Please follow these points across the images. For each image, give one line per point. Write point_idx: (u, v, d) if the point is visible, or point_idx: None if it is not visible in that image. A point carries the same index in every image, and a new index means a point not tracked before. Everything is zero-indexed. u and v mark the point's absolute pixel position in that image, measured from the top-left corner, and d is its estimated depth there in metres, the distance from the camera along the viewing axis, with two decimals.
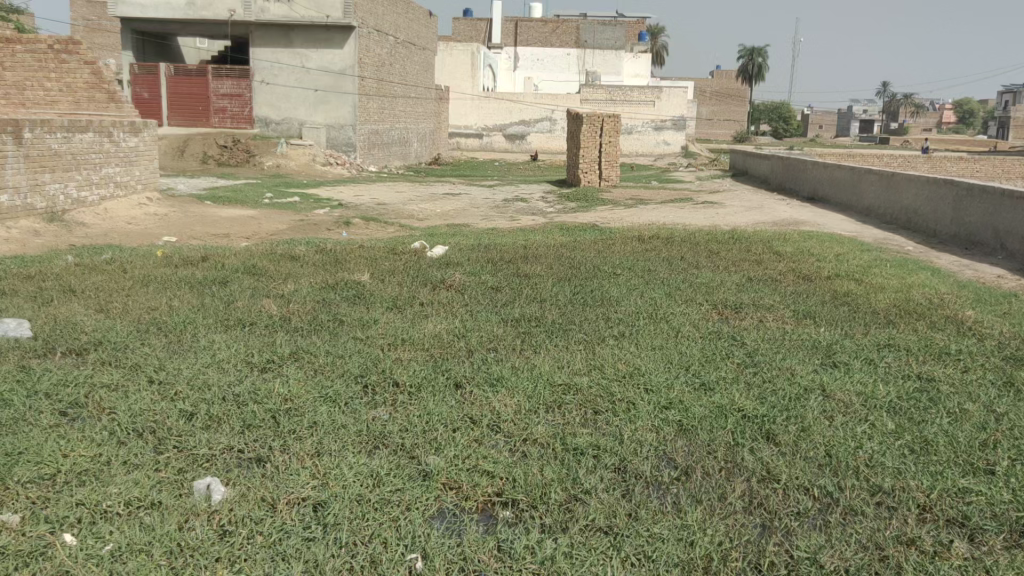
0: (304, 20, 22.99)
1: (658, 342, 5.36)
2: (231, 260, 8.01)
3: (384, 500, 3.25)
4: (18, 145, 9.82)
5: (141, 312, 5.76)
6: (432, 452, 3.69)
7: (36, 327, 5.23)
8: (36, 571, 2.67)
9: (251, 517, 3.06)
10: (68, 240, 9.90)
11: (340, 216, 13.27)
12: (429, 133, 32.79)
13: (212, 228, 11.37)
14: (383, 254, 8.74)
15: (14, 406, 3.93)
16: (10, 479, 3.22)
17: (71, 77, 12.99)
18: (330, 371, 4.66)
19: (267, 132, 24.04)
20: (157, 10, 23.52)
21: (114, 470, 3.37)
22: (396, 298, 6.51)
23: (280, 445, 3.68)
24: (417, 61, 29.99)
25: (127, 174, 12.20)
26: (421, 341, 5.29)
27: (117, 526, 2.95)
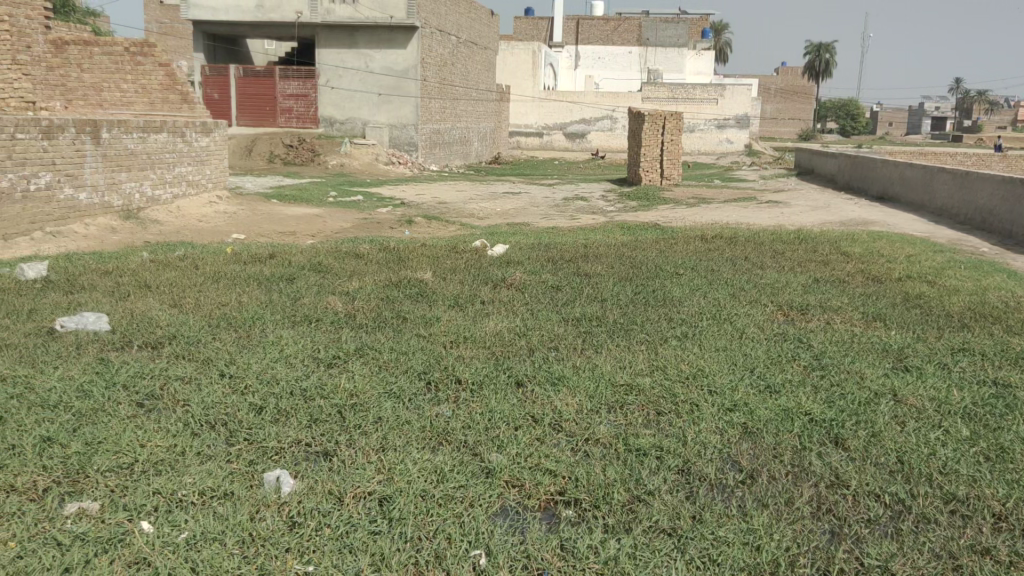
0: (369, 21, 23.27)
1: (722, 342, 5.31)
2: (296, 258, 8.13)
3: (448, 497, 3.28)
4: (96, 145, 10.18)
5: (212, 307, 5.92)
6: (494, 449, 3.72)
7: (113, 322, 5.42)
8: (116, 558, 2.76)
9: (319, 510, 3.12)
10: (143, 238, 10.21)
11: (401, 214, 13.36)
12: (490, 132, 32.93)
13: (278, 227, 11.57)
14: (444, 253, 8.78)
15: (93, 396, 4.08)
16: (91, 468, 3.34)
17: (145, 79, 13.45)
18: (393, 367, 4.73)
19: (332, 132, 24.45)
20: (227, 12, 24.02)
21: (188, 460, 3.47)
22: (458, 297, 6.56)
23: (346, 440, 3.74)
24: (479, 61, 30.12)
25: (198, 174, 12.52)
26: (483, 339, 5.33)
27: (192, 515, 3.04)
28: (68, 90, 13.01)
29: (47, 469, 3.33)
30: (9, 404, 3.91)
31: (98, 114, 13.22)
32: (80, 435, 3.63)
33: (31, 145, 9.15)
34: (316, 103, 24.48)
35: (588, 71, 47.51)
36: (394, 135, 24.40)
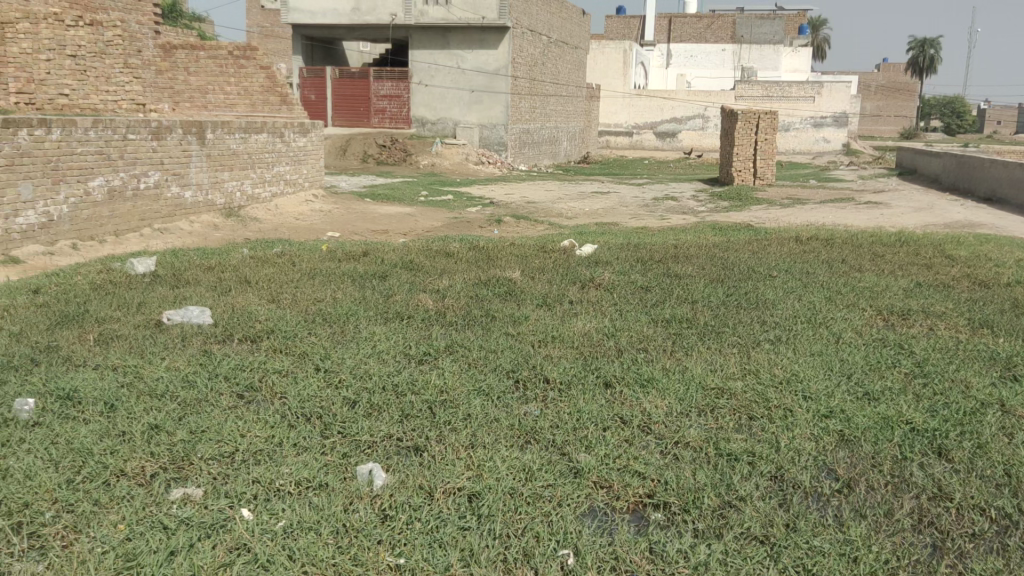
0: (461, 22, 23.50)
1: (818, 347, 5.16)
2: (389, 256, 8.29)
3: (536, 495, 3.30)
4: (201, 144, 10.59)
5: (308, 303, 6.08)
6: (582, 449, 3.71)
7: (216, 315, 5.61)
8: (218, 542, 2.87)
9: (410, 503, 3.18)
10: (244, 234, 10.56)
11: (491, 214, 13.47)
12: (579, 132, 32.88)
13: (373, 224, 11.83)
14: (532, 252, 8.80)
15: (197, 386, 4.26)
16: (195, 456, 3.48)
17: (248, 82, 13.75)
18: (483, 365, 4.77)
19: (423, 132, 24.86)
20: (325, 16, 24.67)
21: (284, 451, 3.58)
22: (546, 296, 6.57)
23: (437, 436, 3.80)
24: (569, 60, 30.09)
25: (296, 173, 12.91)
26: (570, 338, 5.32)
27: (289, 504, 3.14)
28: (175, 92, 13.95)
29: (155, 455, 3.47)
30: (121, 392, 4.11)
31: (202, 114, 13.89)
32: (185, 424, 3.79)
33: (141, 145, 9.60)
34: (408, 104, 24.91)
35: (680, 70, 46.93)
36: (485, 135, 24.57)
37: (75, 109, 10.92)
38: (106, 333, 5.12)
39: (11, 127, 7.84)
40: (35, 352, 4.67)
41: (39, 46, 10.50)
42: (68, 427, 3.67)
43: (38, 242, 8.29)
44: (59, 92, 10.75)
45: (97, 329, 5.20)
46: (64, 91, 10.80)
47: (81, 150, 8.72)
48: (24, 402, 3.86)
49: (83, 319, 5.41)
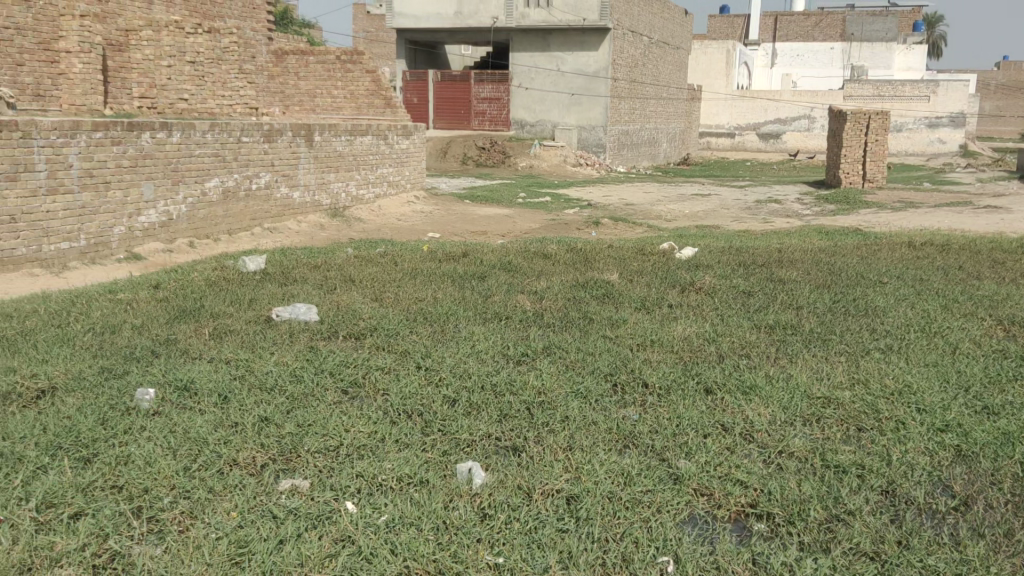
0: (562, 23, 23.53)
1: (932, 358, 4.94)
2: (488, 257, 8.37)
3: (635, 500, 3.27)
4: (309, 146, 10.92)
5: (409, 302, 6.19)
6: (681, 456, 3.66)
7: (321, 313, 5.78)
8: (323, 533, 2.95)
9: (509, 503, 3.20)
10: (348, 234, 10.83)
11: (589, 215, 13.44)
12: (679, 133, 32.47)
13: (472, 226, 11.97)
14: (631, 255, 8.72)
15: (304, 380, 4.40)
16: (302, 448, 3.59)
17: (354, 86, 14.13)
18: (580, 367, 4.75)
19: (522, 134, 25.03)
20: (429, 20, 25.06)
21: (387, 447, 3.65)
22: (645, 299, 6.51)
23: (535, 437, 3.81)
24: (670, 61, 29.73)
25: (399, 174, 13.17)
26: (671, 342, 5.26)
27: (391, 499, 3.20)
28: (286, 96, 14.31)
29: (265, 447, 3.60)
30: (233, 384, 4.28)
31: (310, 118, 14.30)
32: (293, 417, 3.92)
33: (254, 147, 9.98)
34: (509, 106, 25.12)
35: (786, 70, 45.72)
36: (583, 137, 24.49)
37: (192, 113, 11.35)
38: (220, 327, 5.34)
39: (135, 130, 8.27)
40: (156, 344, 4.91)
41: (160, 53, 11.20)
42: (185, 417, 3.84)
43: (158, 239, 8.72)
44: (179, 96, 11.32)
45: (212, 323, 5.44)
46: (183, 95, 11.31)
47: (198, 152, 9.12)
48: (144, 391, 4.06)
49: (198, 314, 5.67)
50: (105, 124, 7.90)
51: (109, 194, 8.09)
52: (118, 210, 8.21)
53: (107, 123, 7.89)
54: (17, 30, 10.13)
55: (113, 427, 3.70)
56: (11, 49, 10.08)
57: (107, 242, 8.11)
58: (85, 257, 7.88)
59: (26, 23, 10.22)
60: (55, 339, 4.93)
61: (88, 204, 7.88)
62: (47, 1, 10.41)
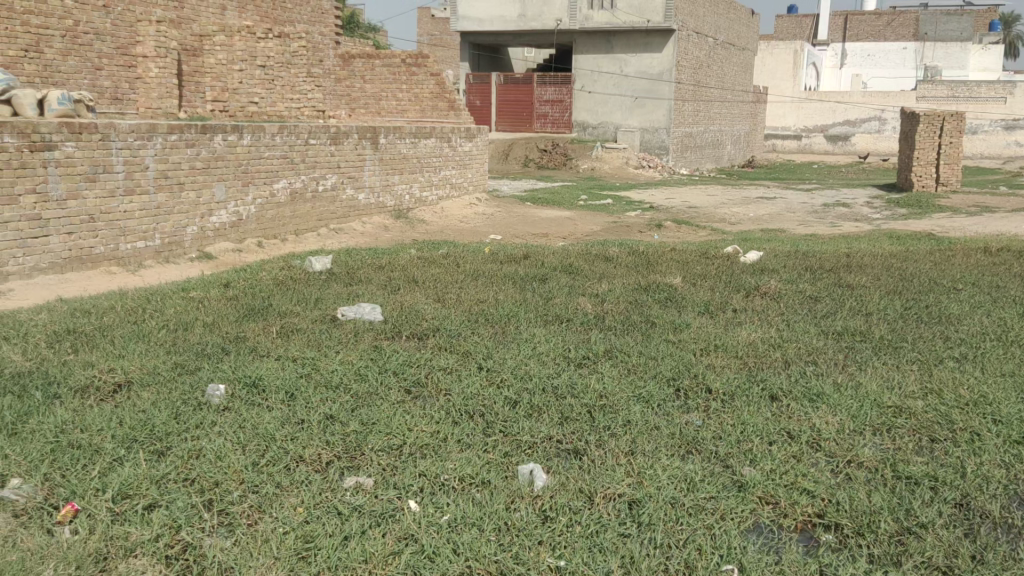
0: (626, 26, 23.42)
1: (1009, 368, 4.77)
2: (549, 259, 8.37)
3: (699, 507, 3.23)
4: (375, 149, 11.08)
5: (472, 303, 6.24)
6: (746, 463, 3.60)
7: (385, 313, 5.86)
8: (387, 531, 2.99)
9: (570, 506, 3.19)
10: (411, 235, 10.95)
11: (652, 218, 13.34)
12: (744, 135, 32.03)
13: (533, 228, 11.99)
14: (694, 258, 8.62)
15: (368, 379, 4.46)
16: (366, 446, 3.64)
17: (418, 88, 14.18)
18: (643, 371, 4.72)
19: (584, 136, 24.97)
20: (492, 23, 25.15)
21: (449, 447, 3.68)
22: (708, 303, 6.43)
23: (597, 440, 3.80)
24: (736, 62, 29.32)
25: (461, 177, 13.25)
26: (735, 348, 5.18)
27: (454, 499, 3.23)
28: (353, 99, 14.56)
29: (330, 444, 3.65)
30: (300, 381, 4.36)
31: (377, 121, 14.47)
32: (358, 415, 3.97)
33: (321, 149, 10.16)
34: (571, 108, 25.10)
35: (856, 71, 44.67)
36: (645, 139, 24.39)
37: (263, 116, 11.64)
38: (287, 326, 5.45)
39: (208, 133, 8.49)
40: (226, 341, 5.04)
41: (233, 58, 11.43)
42: (254, 413, 3.93)
43: (228, 239, 8.96)
44: (249, 100, 11.52)
45: (280, 321, 5.56)
46: (254, 100, 11.53)
47: (267, 154, 9.31)
48: (215, 388, 4.17)
49: (267, 313, 5.79)
50: (180, 126, 8.13)
51: (183, 195, 8.34)
52: (192, 210, 8.46)
53: (182, 126, 8.11)
54: (97, 36, 10.47)
55: (186, 421, 3.81)
56: (91, 54, 10.44)
57: (181, 241, 8.37)
58: (159, 256, 8.14)
59: (106, 28, 10.56)
60: (131, 335, 5.10)
61: (163, 204, 8.13)
62: (126, 7, 10.77)
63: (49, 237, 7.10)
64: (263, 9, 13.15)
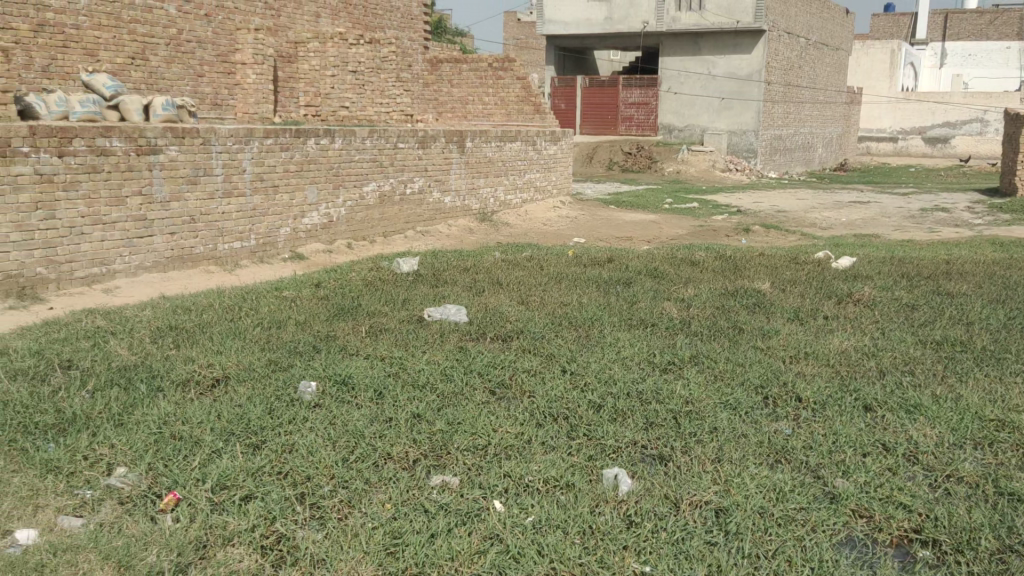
0: (715, 27, 23.04)
1: None
2: (634, 263, 8.32)
3: (789, 517, 3.15)
4: (461, 152, 11.21)
5: (555, 306, 6.25)
6: (838, 474, 3.50)
7: (471, 314, 5.91)
8: (473, 530, 3.02)
9: (656, 512, 3.16)
10: (495, 237, 11.03)
11: (739, 222, 13.10)
12: (836, 137, 31.18)
13: (618, 231, 11.93)
14: (784, 263, 8.43)
15: (454, 380, 4.51)
16: (451, 446, 3.68)
17: (504, 92, 14.25)
18: (730, 378, 4.63)
19: (670, 139, 24.71)
20: (578, 26, 25.12)
21: (533, 448, 3.70)
22: (799, 310, 6.28)
23: (683, 446, 3.75)
24: (829, 63, 28.53)
25: (546, 179, 13.28)
26: (827, 356, 5.04)
27: (538, 500, 3.24)
28: (440, 103, 14.84)
29: (417, 442, 3.71)
30: (388, 380, 4.45)
31: (463, 124, 14.65)
32: (443, 415, 4.03)
33: (409, 153, 10.32)
34: (657, 111, 24.89)
35: (955, 71, 42.96)
36: (733, 142, 23.96)
37: (353, 120, 11.88)
38: (375, 325, 5.56)
39: (302, 136, 8.73)
40: (317, 340, 5.17)
41: (325, 63, 11.82)
42: (344, 410, 4.02)
43: (319, 240, 9.20)
44: (341, 105, 11.85)
45: (368, 321, 5.67)
46: (345, 104, 11.84)
47: (358, 157, 9.51)
48: (307, 385, 4.29)
49: (356, 312, 5.92)
50: (275, 130, 8.38)
51: (278, 197, 8.60)
52: (286, 211, 8.72)
53: (277, 130, 8.36)
54: (198, 43, 10.89)
55: (279, 416, 3.93)
56: (193, 61, 10.85)
57: (275, 242, 8.63)
58: (254, 256, 8.42)
59: (207, 36, 10.96)
60: (228, 332, 5.28)
61: (259, 206, 8.40)
62: (226, 16, 11.17)
63: (153, 237, 7.42)
64: (355, 15, 13.46)
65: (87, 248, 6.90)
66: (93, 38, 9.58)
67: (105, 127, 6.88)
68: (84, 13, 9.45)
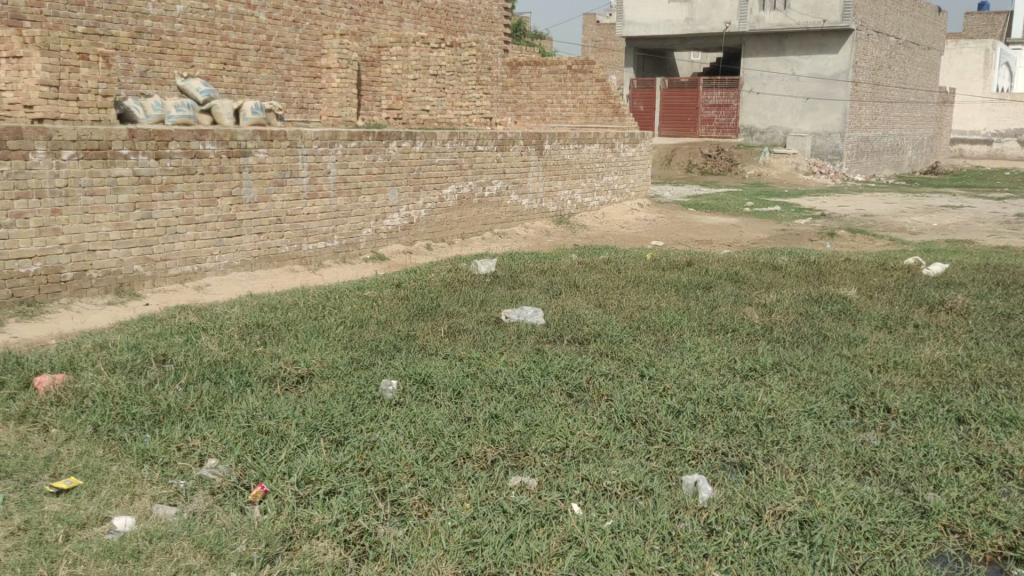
0: (800, 26, 22.52)
1: None
2: (713, 267, 8.21)
3: (877, 531, 3.06)
4: (540, 155, 11.23)
5: (634, 310, 6.20)
6: (929, 488, 3.38)
7: (548, 316, 5.92)
8: (551, 532, 3.02)
9: (737, 520, 3.11)
10: (573, 240, 11.00)
11: (824, 226, 12.75)
12: (927, 140, 30.16)
13: (697, 234, 11.76)
14: (871, 269, 8.18)
15: (532, 382, 4.52)
16: (529, 447, 3.69)
17: (583, 94, 14.25)
18: (814, 386, 4.51)
19: (752, 141, 24.27)
20: (659, 27, 24.82)
21: (611, 452, 3.67)
22: (887, 317, 6.08)
23: (765, 455, 3.68)
24: (920, 62, 27.59)
25: (624, 182, 13.19)
26: (916, 365, 4.88)
27: (617, 505, 3.22)
28: (519, 106, 14.91)
29: (495, 443, 3.73)
30: (466, 380, 4.48)
31: (541, 127, 14.66)
32: (521, 416, 4.04)
33: (489, 156, 10.39)
34: (738, 112, 24.51)
35: None
36: (817, 144, 23.38)
37: (434, 122, 12.00)
38: (454, 326, 5.62)
39: (385, 139, 8.88)
40: (398, 339, 5.24)
41: (408, 67, 11.85)
42: (424, 409, 4.07)
43: (400, 241, 9.33)
44: (421, 108, 11.94)
45: (447, 321, 5.73)
46: (426, 107, 11.94)
47: (438, 161, 9.63)
48: (389, 384, 4.36)
49: (436, 312, 6.00)
50: (359, 134, 8.54)
51: (360, 199, 8.76)
52: (368, 213, 8.88)
53: (361, 133, 8.52)
54: (287, 49, 11.19)
55: (361, 414, 4.00)
56: (281, 66, 11.16)
57: (357, 243, 8.81)
58: (337, 256, 8.61)
59: (294, 41, 11.25)
60: (312, 330, 5.41)
61: (342, 207, 8.58)
62: (313, 22, 11.45)
63: (241, 237, 7.65)
64: (437, 19, 13.64)
65: (180, 247, 7.16)
66: (188, 44, 9.93)
67: (199, 130, 7.13)
68: (179, 20, 9.81)
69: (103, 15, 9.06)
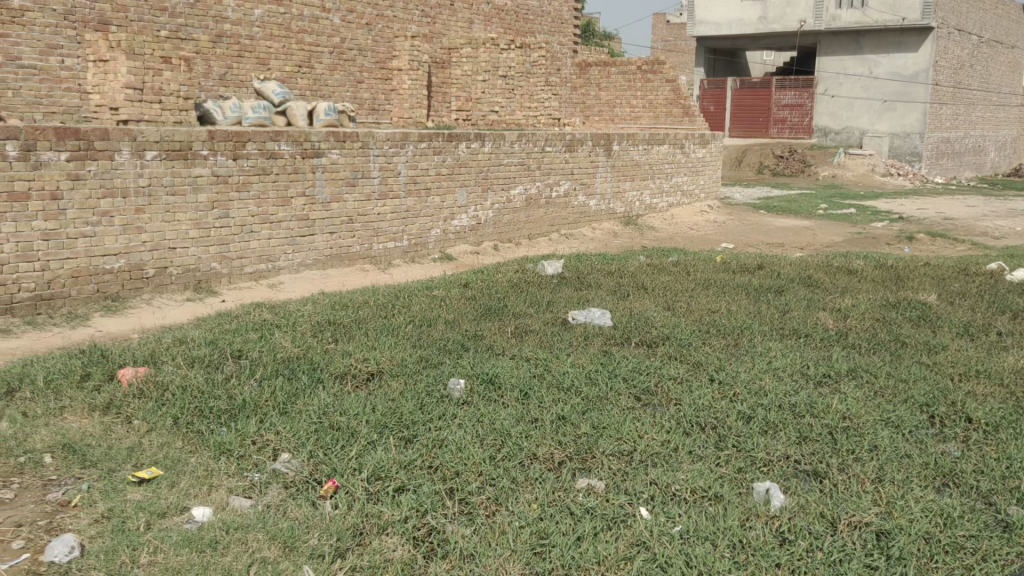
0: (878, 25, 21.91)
1: None
2: (785, 269, 8.06)
3: (957, 545, 2.96)
4: (608, 156, 11.16)
5: (703, 313, 6.12)
6: (1013, 503, 3.25)
7: (615, 318, 5.89)
8: (619, 535, 3.00)
9: (810, 530, 3.04)
10: (640, 241, 10.92)
11: (901, 230, 12.38)
12: (1011, 141, 29.06)
13: (769, 237, 11.55)
14: (952, 274, 7.92)
15: (599, 383, 4.49)
16: (596, 450, 3.66)
17: (653, 95, 14.10)
18: (891, 394, 4.38)
19: (826, 142, 23.71)
20: (731, 27, 24.45)
21: (680, 457, 3.62)
22: (969, 324, 5.87)
23: (840, 463, 3.58)
24: (1004, 61, 26.58)
25: (693, 183, 13.03)
26: (1000, 375, 4.69)
27: (685, 510, 3.17)
28: (587, 107, 14.88)
29: (562, 445, 3.71)
30: (533, 381, 4.48)
31: (610, 127, 14.58)
32: (588, 418, 4.02)
33: (556, 156, 10.37)
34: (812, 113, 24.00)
35: None
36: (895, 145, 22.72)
37: (502, 124, 12.03)
38: (521, 326, 5.63)
39: (454, 141, 8.94)
40: (465, 339, 5.28)
41: (478, 68, 11.94)
42: (491, 409, 4.08)
43: (468, 241, 9.39)
44: (491, 109, 11.98)
45: (515, 322, 5.75)
46: (495, 108, 11.99)
47: (506, 161, 9.66)
48: (456, 383, 4.39)
49: (502, 313, 6.01)
50: (429, 134, 8.62)
51: (430, 199, 8.84)
52: (437, 213, 8.96)
53: (431, 134, 8.59)
54: (359, 51, 11.36)
55: (429, 412, 4.03)
56: (354, 68, 11.34)
57: (425, 243, 8.89)
58: (407, 256, 8.70)
59: (367, 43, 11.43)
60: (382, 328, 5.48)
61: (412, 208, 8.67)
62: (385, 24, 11.61)
63: (314, 237, 7.80)
64: (507, 20, 13.70)
65: (255, 245, 7.33)
66: (264, 47, 10.17)
67: (275, 131, 7.29)
68: (257, 24, 10.05)
69: (185, 20, 9.35)
